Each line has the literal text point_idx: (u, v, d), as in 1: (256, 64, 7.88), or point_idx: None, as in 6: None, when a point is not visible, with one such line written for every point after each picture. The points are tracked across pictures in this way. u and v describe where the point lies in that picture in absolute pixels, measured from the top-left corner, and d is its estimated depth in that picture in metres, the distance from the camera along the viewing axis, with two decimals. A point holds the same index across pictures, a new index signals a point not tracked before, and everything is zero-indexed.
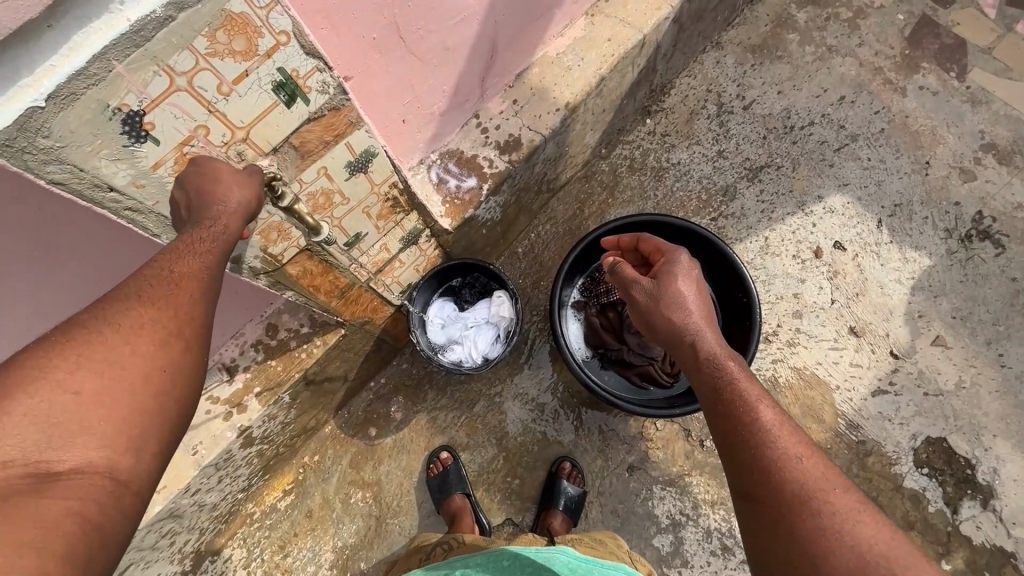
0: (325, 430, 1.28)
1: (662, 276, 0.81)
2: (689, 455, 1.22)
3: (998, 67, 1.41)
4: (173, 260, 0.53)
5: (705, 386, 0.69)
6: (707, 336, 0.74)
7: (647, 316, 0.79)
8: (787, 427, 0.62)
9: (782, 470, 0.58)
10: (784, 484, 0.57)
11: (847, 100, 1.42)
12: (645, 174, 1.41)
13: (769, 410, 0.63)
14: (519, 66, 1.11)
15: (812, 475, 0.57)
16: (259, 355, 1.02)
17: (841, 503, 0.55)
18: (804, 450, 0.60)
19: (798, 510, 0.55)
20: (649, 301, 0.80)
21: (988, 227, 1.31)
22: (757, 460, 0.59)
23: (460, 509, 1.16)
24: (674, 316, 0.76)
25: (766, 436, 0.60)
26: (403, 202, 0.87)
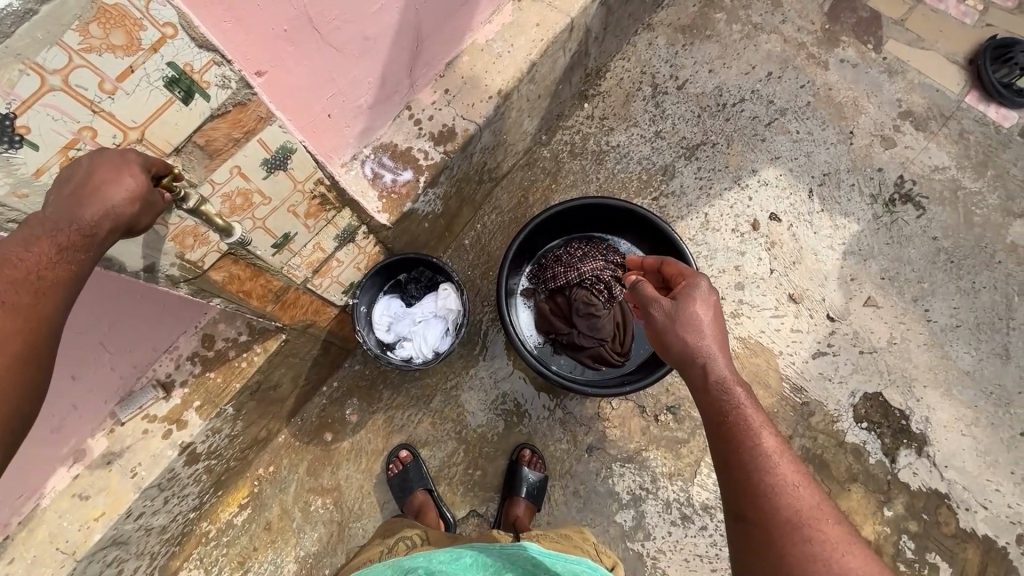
0: (279, 439, 1.25)
1: (684, 297, 0.80)
2: (645, 431, 1.25)
3: (911, 37, 1.49)
4: (32, 257, 0.49)
5: (711, 407, 0.72)
6: (719, 360, 0.75)
7: (662, 334, 0.79)
8: (787, 457, 0.66)
9: (780, 499, 0.63)
10: (780, 511, 0.62)
11: (774, 76, 1.47)
12: (586, 159, 1.42)
13: (775, 443, 0.67)
14: (447, 55, 1.10)
15: (805, 505, 0.63)
16: (196, 368, 0.98)
17: (830, 533, 0.61)
18: (803, 482, 0.65)
19: (793, 537, 0.61)
20: (665, 320, 0.79)
21: (908, 191, 1.38)
22: (757, 486, 0.64)
23: (423, 505, 1.17)
24: (688, 336, 0.76)
25: (769, 467, 0.65)
26: (332, 199, 0.84)
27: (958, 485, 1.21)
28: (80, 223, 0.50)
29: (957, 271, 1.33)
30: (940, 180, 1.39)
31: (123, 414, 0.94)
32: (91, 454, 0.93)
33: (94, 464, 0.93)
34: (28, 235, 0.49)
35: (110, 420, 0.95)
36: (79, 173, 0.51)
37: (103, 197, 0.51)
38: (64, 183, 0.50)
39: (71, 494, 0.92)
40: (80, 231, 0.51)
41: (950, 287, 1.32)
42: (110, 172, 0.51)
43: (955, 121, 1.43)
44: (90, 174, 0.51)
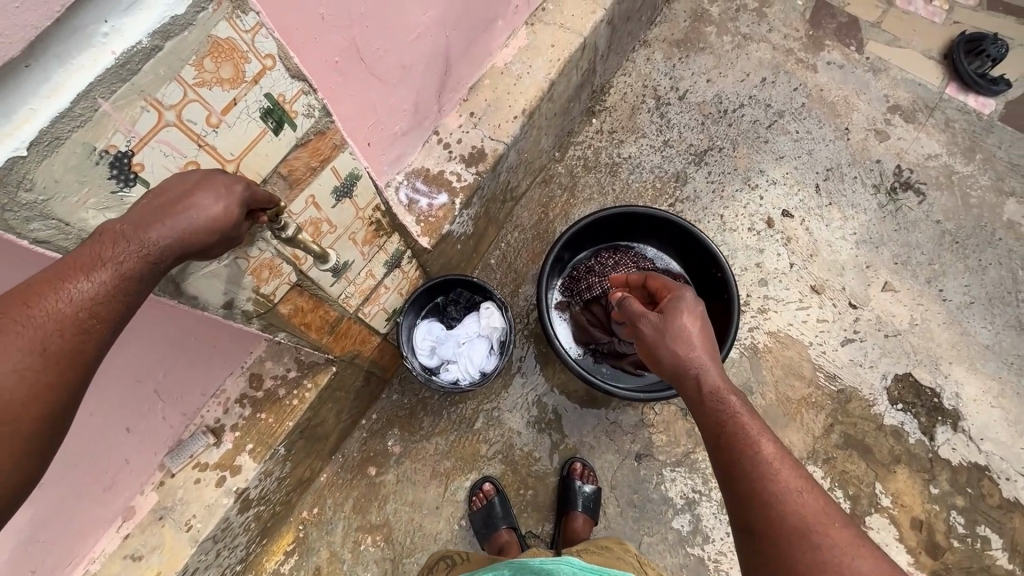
0: (322, 479, 1.21)
1: (669, 310, 0.81)
2: (691, 433, 1.25)
3: (888, 38, 1.58)
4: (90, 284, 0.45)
5: (706, 418, 0.70)
6: (711, 370, 0.74)
7: (653, 349, 0.80)
8: (788, 461, 0.63)
9: (781, 503, 0.60)
10: (783, 517, 0.59)
11: (768, 81, 1.54)
12: (600, 172, 1.46)
13: (771, 448, 0.64)
14: (470, 80, 1.13)
15: (811, 510, 0.59)
16: (246, 410, 0.95)
17: (839, 538, 0.57)
18: (806, 486, 0.61)
19: (800, 543, 0.57)
20: (655, 335, 0.81)
21: (907, 179, 1.45)
22: (758, 493, 0.61)
23: (508, 544, 1.15)
24: (679, 349, 0.77)
25: (768, 473, 0.62)
26: (385, 224, 0.85)
27: (996, 456, 1.25)
28: (154, 245, 0.47)
29: (963, 250, 1.40)
30: (935, 167, 1.46)
31: (174, 464, 0.90)
32: (141, 510, 0.89)
33: (145, 520, 0.89)
34: (94, 255, 0.45)
35: (160, 472, 0.91)
36: (177, 193, 0.49)
37: (187, 220, 0.49)
38: (152, 200, 0.48)
39: (123, 555, 0.87)
40: (150, 257, 0.47)
41: (958, 266, 1.38)
42: (199, 191, 0.50)
43: (940, 111, 1.51)
44: (175, 189, 0.49)
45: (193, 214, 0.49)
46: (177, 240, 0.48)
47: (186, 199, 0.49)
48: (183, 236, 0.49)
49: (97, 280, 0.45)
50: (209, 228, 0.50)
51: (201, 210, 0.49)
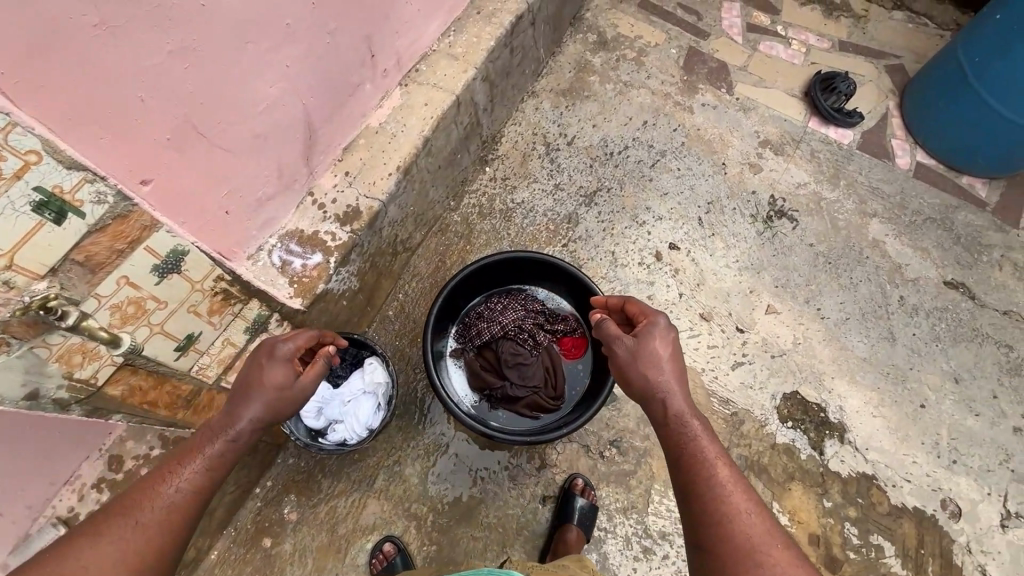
0: (212, 556, 1.15)
1: (642, 336, 0.90)
2: (594, 470, 1.26)
3: (754, 79, 1.73)
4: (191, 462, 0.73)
5: (670, 437, 0.82)
6: (677, 395, 0.85)
7: (624, 370, 0.89)
8: (740, 486, 0.75)
9: (731, 522, 0.72)
10: (730, 535, 0.71)
11: (649, 123, 1.65)
12: (495, 218, 1.50)
13: (726, 473, 0.77)
14: (343, 141, 1.16)
15: (756, 531, 0.71)
16: (103, 495, 0.90)
17: (778, 557, 0.69)
18: (754, 509, 0.73)
19: (747, 557, 0.69)
20: (629, 357, 0.89)
21: (781, 207, 1.56)
22: (711, 511, 0.73)
23: None
24: (649, 373, 0.87)
25: (721, 494, 0.74)
26: (235, 291, 0.84)
27: (882, 464, 1.30)
28: (233, 426, 0.77)
29: (835, 269, 1.49)
30: (804, 194, 1.58)
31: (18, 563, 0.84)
32: None
33: None
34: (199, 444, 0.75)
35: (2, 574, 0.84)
36: (246, 383, 0.81)
37: (251, 406, 0.78)
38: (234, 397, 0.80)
39: None
40: (229, 435, 0.76)
41: (833, 285, 1.48)
42: (264, 368, 0.82)
43: (805, 143, 1.65)
44: (252, 373, 0.81)
45: (265, 384, 0.80)
46: (256, 406, 0.79)
47: (259, 375, 0.81)
48: (259, 403, 0.79)
49: (199, 459, 0.73)
50: (275, 392, 0.81)
51: (268, 380, 0.81)
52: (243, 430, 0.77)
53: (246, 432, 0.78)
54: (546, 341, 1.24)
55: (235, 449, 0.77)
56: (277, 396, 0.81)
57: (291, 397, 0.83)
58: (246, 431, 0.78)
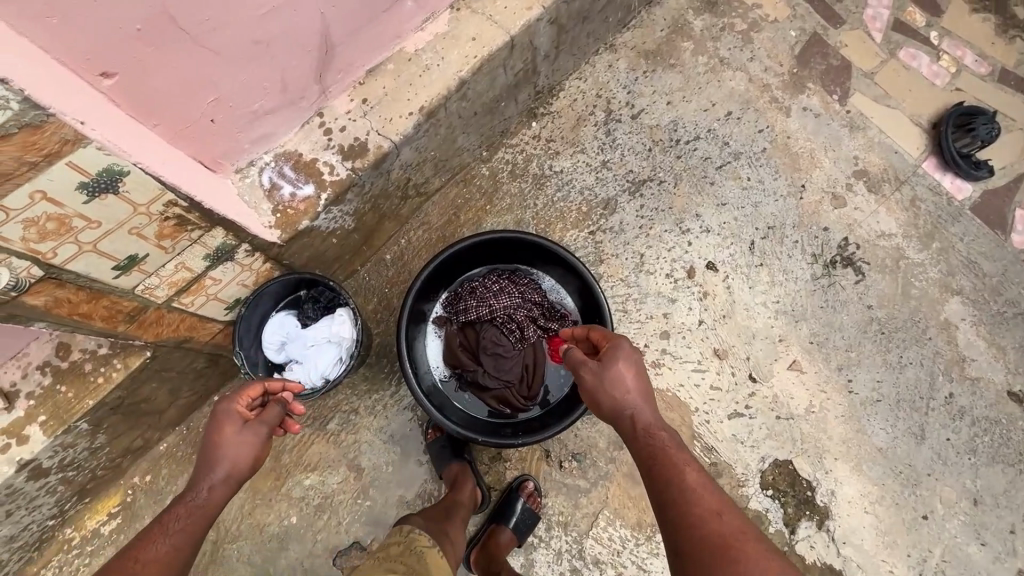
0: (161, 448, 1.18)
1: (608, 355, 0.83)
2: (547, 477, 1.21)
3: (877, 93, 1.43)
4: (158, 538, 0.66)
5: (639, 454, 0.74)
6: (643, 410, 0.78)
7: (592, 396, 0.82)
8: (709, 486, 0.67)
9: (701, 522, 0.63)
10: (703, 534, 0.62)
11: (733, 116, 1.40)
12: (526, 182, 1.35)
13: (698, 479, 0.68)
14: (369, 63, 1.01)
15: (729, 528, 0.62)
16: (45, 379, 0.89)
17: (755, 552, 0.59)
18: (724, 506, 0.65)
19: (727, 557, 0.59)
20: (594, 380, 0.82)
21: (851, 254, 1.34)
22: (681, 517, 0.64)
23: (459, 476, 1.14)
24: (615, 393, 0.80)
25: (693, 501, 0.65)
26: (194, 218, 0.75)
27: (853, 563, 1.19)
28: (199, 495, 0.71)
29: (887, 343, 1.30)
30: (884, 247, 1.34)
31: None
32: None
33: None
34: (166, 519, 0.68)
35: None
36: (208, 442, 0.75)
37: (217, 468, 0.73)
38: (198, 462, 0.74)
39: None
40: (194, 503, 0.70)
41: (876, 359, 1.29)
42: (220, 421, 0.76)
43: (909, 186, 1.38)
44: (210, 431, 0.76)
45: (224, 437, 0.75)
46: (224, 463, 0.73)
47: (217, 431, 0.75)
48: (224, 457, 0.74)
49: (168, 536, 0.66)
50: (238, 443, 0.75)
51: (224, 436, 0.75)
52: (214, 488, 0.72)
53: (217, 489, 0.72)
54: (535, 337, 1.13)
55: (210, 508, 0.71)
56: (242, 445, 0.75)
57: (258, 443, 0.77)
58: (216, 489, 0.72)
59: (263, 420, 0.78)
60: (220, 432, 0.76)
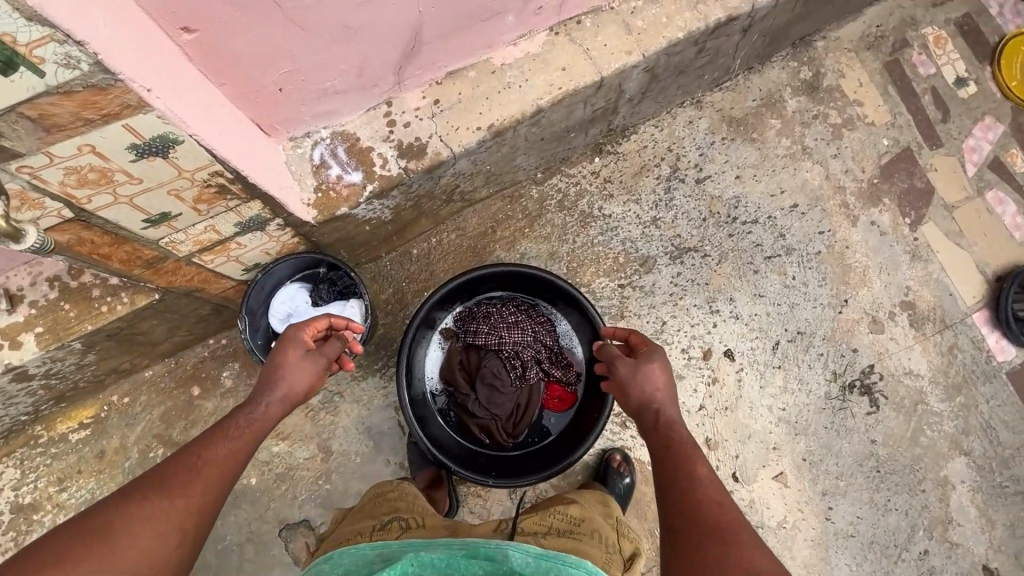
0: (146, 374, 1.18)
1: (642, 355, 0.86)
2: (505, 512, 1.20)
3: (951, 227, 1.36)
4: (224, 440, 0.69)
5: (656, 443, 0.78)
6: (669, 409, 0.82)
7: (623, 387, 0.86)
8: (714, 481, 0.70)
9: (702, 506, 0.67)
10: (702, 514, 0.66)
11: (798, 209, 1.35)
12: (571, 216, 1.31)
13: (707, 473, 0.71)
14: (452, 66, 0.97)
15: (728, 515, 0.65)
16: (52, 293, 0.89)
17: (749, 541, 0.62)
18: (726, 500, 0.68)
19: (716, 539, 0.63)
20: (626, 375, 0.86)
21: (871, 383, 1.29)
22: (683, 500, 0.68)
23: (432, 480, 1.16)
24: (645, 388, 0.84)
25: (698, 489, 0.69)
26: (235, 189, 0.73)
27: None
28: (257, 408, 0.74)
29: (879, 482, 1.26)
30: (907, 386, 1.30)
31: None
32: None
33: None
34: (229, 426, 0.71)
35: None
36: (273, 362, 0.80)
37: (281, 386, 0.77)
38: (264, 378, 0.78)
39: None
40: (252, 414, 0.73)
41: (862, 495, 1.26)
42: (287, 345, 0.82)
43: (951, 332, 1.33)
44: (275, 353, 0.82)
45: (287, 359, 0.80)
46: (282, 383, 0.78)
47: (281, 354, 0.81)
48: (283, 377, 0.78)
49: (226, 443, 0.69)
50: (297, 366, 0.80)
51: (288, 359, 0.80)
52: (270, 405, 0.75)
53: (274, 406, 0.76)
54: (535, 378, 1.11)
55: (266, 422, 0.74)
56: (301, 370, 0.80)
57: (316, 371, 0.82)
58: (274, 406, 0.76)
59: (322, 351, 0.84)
60: (283, 356, 0.81)
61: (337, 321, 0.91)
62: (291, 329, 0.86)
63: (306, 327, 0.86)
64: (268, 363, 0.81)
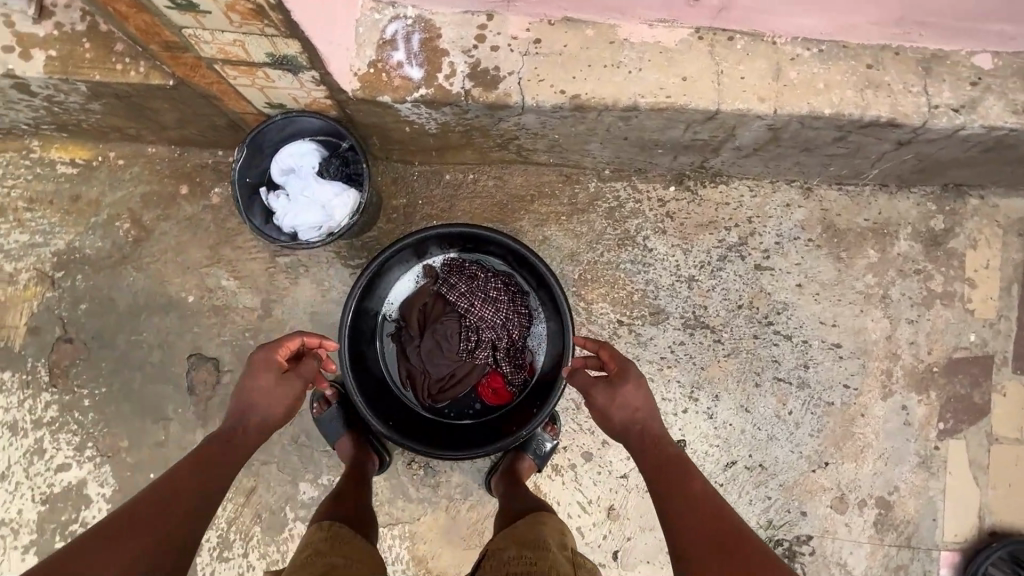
0: (149, 150, 1.17)
1: (614, 379, 0.87)
2: (392, 457, 1.19)
3: (980, 457, 1.21)
4: (201, 475, 0.72)
5: (649, 466, 0.81)
6: (653, 425, 0.85)
7: (604, 414, 0.87)
8: (706, 490, 0.75)
9: (705, 517, 0.71)
10: (706, 526, 0.69)
11: (835, 350, 1.22)
12: (614, 229, 1.21)
13: (698, 482, 0.77)
14: (572, 13, 0.86)
15: (723, 520, 0.70)
16: (80, 26, 0.86)
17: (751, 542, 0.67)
18: (718, 505, 0.73)
19: (714, 542, 0.67)
20: (604, 403, 0.87)
21: (797, 551, 1.20)
22: (683, 516, 0.72)
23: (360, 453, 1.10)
24: (626, 413, 0.85)
25: (695, 503, 0.73)
26: (274, 18, 0.66)
27: None
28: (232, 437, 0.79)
29: None
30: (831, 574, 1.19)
31: None
32: None
33: None
34: (201, 456, 0.75)
35: None
36: (242, 392, 0.83)
37: (256, 413, 0.82)
38: (235, 407, 0.83)
39: None
40: (226, 444, 0.78)
41: None
42: (258, 368, 0.84)
43: (911, 555, 1.20)
44: (246, 377, 0.84)
45: (262, 383, 0.83)
46: (259, 410, 0.82)
47: (254, 378, 0.83)
48: (261, 405, 0.83)
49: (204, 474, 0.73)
50: (274, 393, 0.84)
51: (264, 386, 0.83)
52: (247, 432, 0.81)
53: (251, 431, 0.82)
54: (485, 360, 1.06)
55: (241, 449, 0.79)
56: (277, 394, 0.84)
57: (292, 393, 0.86)
58: (251, 430, 0.81)
59: (298, 373, 0.87)
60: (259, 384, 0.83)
61: (309, 339, 0.89)
62: (262, 347, 0.86)
63: (272, 348, 0.86)
64: (235, 394, 0.84)
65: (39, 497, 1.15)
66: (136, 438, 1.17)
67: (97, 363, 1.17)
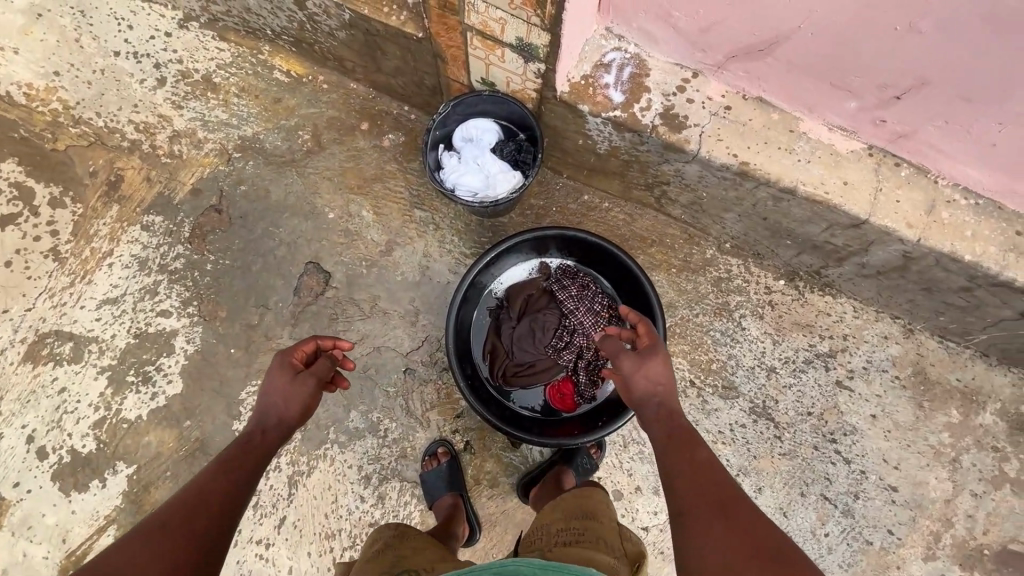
0: (350, 84, 1.34)
1: (643, 352, 0.85)
2: (440, 421, 1.24)
3: None
4: (221, 475, 0.74)
5: (660, 434, 0.78)
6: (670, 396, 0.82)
7: (627, 383, 0.84)
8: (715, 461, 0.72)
9: (711, 487, 0.68)
10: (712, 495, 0.67)
11: (889, 493, 1.21)
12: (716, 297, 1.27)
13: (711, 457, 0.73)
14: (766, 95, 0.97)
15: (730, 492, 0.67)
16: None
17: (756, 514, 0.65)
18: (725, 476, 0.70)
19: (725, 519, 0.64)
20: (629, 372, 0.84)
21: None
22: (689, 484, 0.69)
23: (450, 505, 1.15)
24: (647, 382, 0.82)
25: (701, 472, 0.70)
26: (548, 11, 0.80)
27: None
28: (255, 438, 0.82)
29: None
30: None
31: None
32: None
33: None
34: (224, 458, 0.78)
35: None
36: (265, 397, 0.88)
37: (276, 410, 0.86)
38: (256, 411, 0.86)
39: None
40: (250, 444, 0.81)
41: None
42: (277, 371, 0.89)
43: None
44: (268, 380, 0.89)
45: (277, 383, 0.88)
46: (281, 407, 0.86)
47: (273, 381, 0.88)
48: (281, 403, 0.86)
49: (228, 472, 0.75)
50: (291, 390, 0.87)
51: (284, 386, 0.87)
52: (268, 430, 0.84)
53: (269, 431, 0.84)
54: (565, 364, 1.12)
55: (263, 446, 0.82)
56: (298, 392, 0.88)
57: (311, 390, 0.89)
58: (270, 431, 0.84)
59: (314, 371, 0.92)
60: (279, 387, 0.87)
61: (324, 340, 0.96)
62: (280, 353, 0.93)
63: (291, 351, 0.91)
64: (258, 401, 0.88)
65: (133, 331, 1.26)
66: (234, 314, 1.27)
67: (232, 239, 1.30)
